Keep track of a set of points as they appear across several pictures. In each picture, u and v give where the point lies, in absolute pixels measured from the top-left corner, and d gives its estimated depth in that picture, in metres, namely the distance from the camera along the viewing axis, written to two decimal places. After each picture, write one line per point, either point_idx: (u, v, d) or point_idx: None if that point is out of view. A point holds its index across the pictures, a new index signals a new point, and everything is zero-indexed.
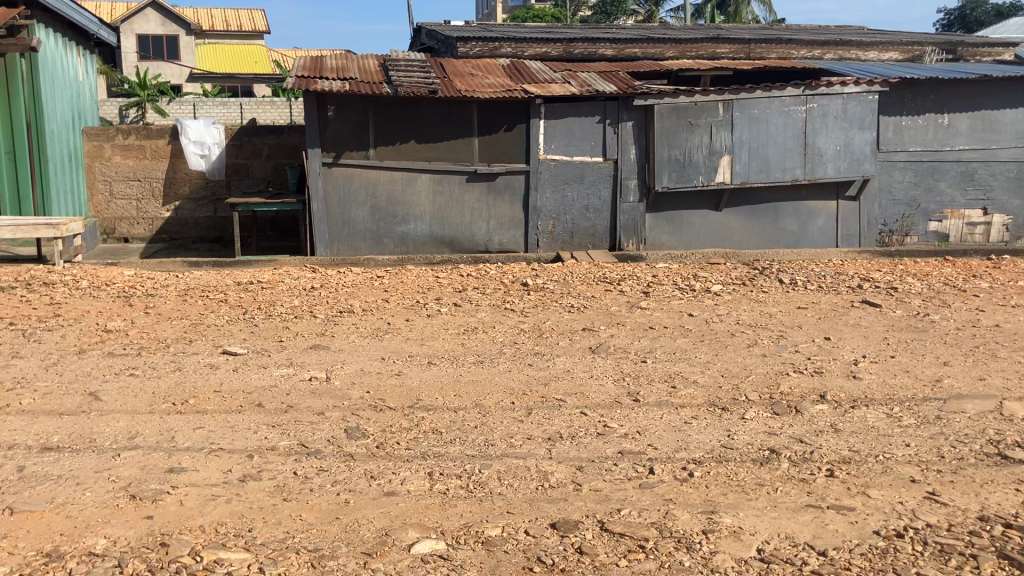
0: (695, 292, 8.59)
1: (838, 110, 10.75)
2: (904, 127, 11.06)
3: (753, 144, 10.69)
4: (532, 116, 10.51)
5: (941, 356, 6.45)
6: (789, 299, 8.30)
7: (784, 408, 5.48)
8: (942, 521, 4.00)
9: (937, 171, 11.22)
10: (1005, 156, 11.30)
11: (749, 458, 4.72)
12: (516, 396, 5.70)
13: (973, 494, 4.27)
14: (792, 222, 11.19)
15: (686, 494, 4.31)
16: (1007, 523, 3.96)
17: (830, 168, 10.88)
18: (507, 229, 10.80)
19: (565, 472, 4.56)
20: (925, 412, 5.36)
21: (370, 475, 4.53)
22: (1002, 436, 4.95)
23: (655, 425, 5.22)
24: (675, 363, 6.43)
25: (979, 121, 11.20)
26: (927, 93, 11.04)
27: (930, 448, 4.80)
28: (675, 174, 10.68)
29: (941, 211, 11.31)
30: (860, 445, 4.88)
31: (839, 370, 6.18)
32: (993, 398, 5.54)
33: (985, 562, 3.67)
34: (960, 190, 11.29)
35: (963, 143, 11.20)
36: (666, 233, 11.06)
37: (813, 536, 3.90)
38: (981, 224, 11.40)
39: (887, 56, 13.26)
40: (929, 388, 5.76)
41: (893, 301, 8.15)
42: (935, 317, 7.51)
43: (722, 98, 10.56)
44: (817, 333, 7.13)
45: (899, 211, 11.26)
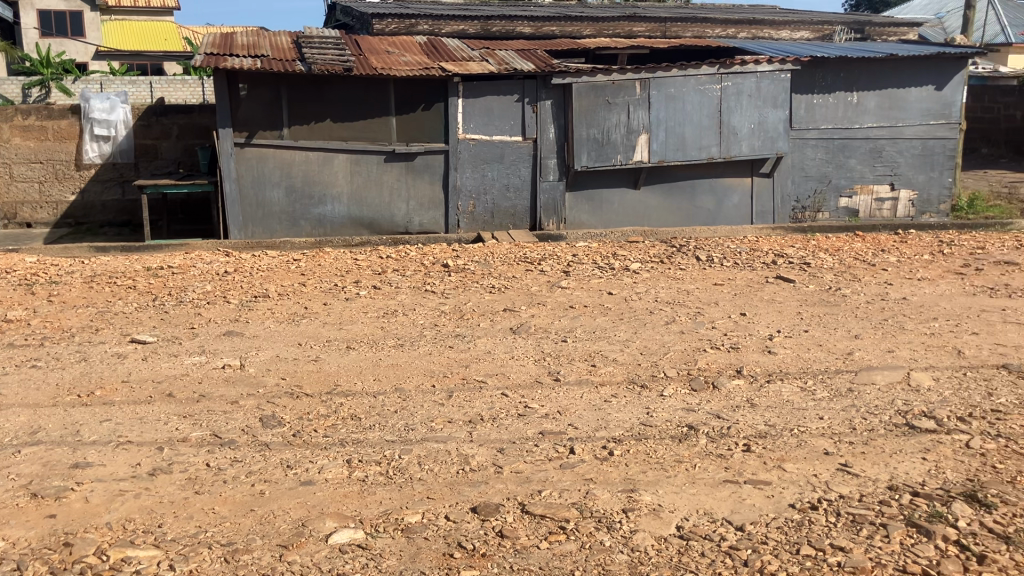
0: (615, 271, 8.63)
1: (752, 88, 10.88)
2: (815, 105, 11.28)
3: (669, 122, 10.74)
4: (451, 95, 10.40)
5: (852, 330, 6.59)
6: (706, 276, 8.40)
7: (701, 383, 5.54)
8: (854, 492, 4.09)
9: (847, 148, 11.49)
10: (911, 133, 11.60)
11: (668, 435, 4.75)
12: (436, 379, 5.64)
13: (883, 464, 4.37)
14: (708, 200, 11.33)
15: (606, 472, 4.32)
16: (915, 492, 4.07)
17: (744, 147, 11.01)
18: (427, 210, 10.69)
19: (485, 455, 4.52)
20: (838, 384, 5.49)
21: (286, 464, 4.42)
22: (910, 406, 5.07)
23: (575, 405, 5.22)
24: (596, 342, 6.45)
25: (886, 99, 11.47)
26: (836, 72, 11.26)
27: (843, 421, 4.91)
28: (594, 153, 10.69)
29: (851, 187, 11.59)
30: (776, 419, 4.97)
31: (754, 345, 6.28)
32: (901, 369, 5.69)
33: (894, 531, 3.74)
34: (869, 166, 11.58)
35: (871, 120, 11.48)
36: (586, 212, 11.10)
37: (730, 511, 3.95)
38: (889, 199, 11.73)
39: (799, 35, 13.56)
40: (841, 361, 5.89)
41: (806, 276, 8.32)
42: (846, 292, 7.68)
43: (640, 77, 10.57)
44: (732, 309, 7.23)
45: (810, 187, 11.51)
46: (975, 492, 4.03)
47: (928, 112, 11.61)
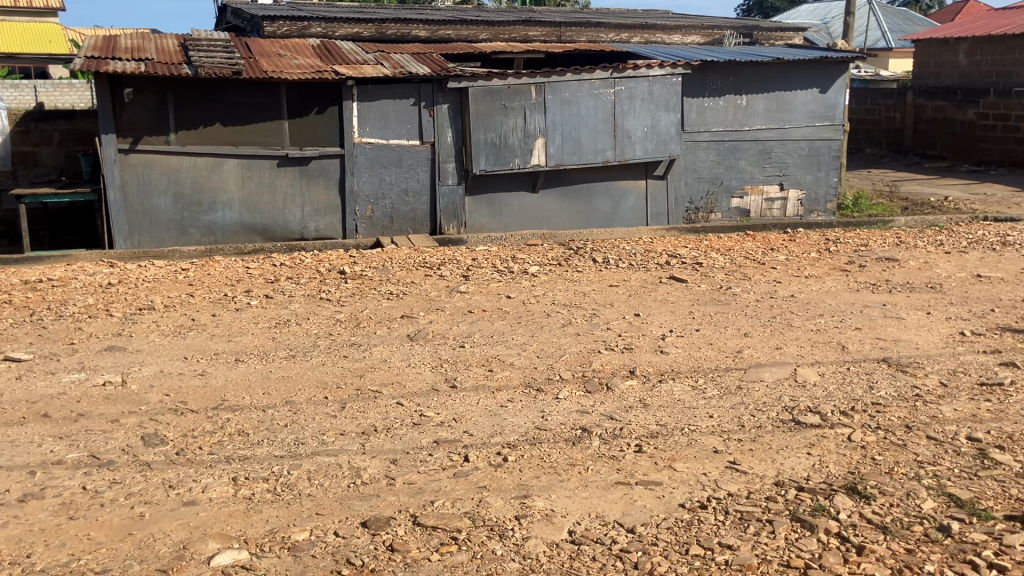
0: (513, 274, 8.63)
1: (645, 92, 11.04)
2: (707, 108, 11.53)
3: (565, 126, 10.81)
4: (344, 98, 10.24)
5: (742, 328, 6.73)
6: (602, 278, 8.48)
7: (596, 385, 5.57)
8: (742, 489, 4.16)
9: (738, 150, 11.78)
10: (797, 135, 11.96)
11: (562, 439, 4.76)
12: (329, 390, 5.52)
13: (770, 460, 4.46)
14: (605, 202, 11.45)
15: (500, 479, 4.29)
16: (800, 487, 4.16)
17: (639, 149, 11.17)
18: (323, 216, 10.50)
19: (377, 467, 4.44)
20: (728, 382, 5.59)
21: (168, 484, 4.25)
22: (796, 402, 5.20)
23: (471, 412, 5.18)
24: (492, 346, 6.43)
25: (774, 102, 11.80)
26: (726, 75, 11.53)
27: (732, 418, 5.00)
28: (491, 156, 10.67)
29: (743, 188, 11.89)
30: (668, 418, 5.03)
31: (648, 345, 6.36)
32: (788, 365, 5.84)
33: (780, 526, 3.81)
34: (759, 168, 11.90)
35: (760, 122, 11.79)
36: (485, 215, 11.07)
37: (622, 513, 3.97)
38: (778, 199, 12.08)
39: (689, 39, 13.80)
40: (731, 359, 6.01)
41: (698, 276, 8.48)
42: (737, 290, 7.86)
43: (535, 81, 10.60)
44: (627, 310, 7.31)
45: (703, 188, 11.76)
46: (856, 484, 4.14)
47: (813, 115, 11.99)
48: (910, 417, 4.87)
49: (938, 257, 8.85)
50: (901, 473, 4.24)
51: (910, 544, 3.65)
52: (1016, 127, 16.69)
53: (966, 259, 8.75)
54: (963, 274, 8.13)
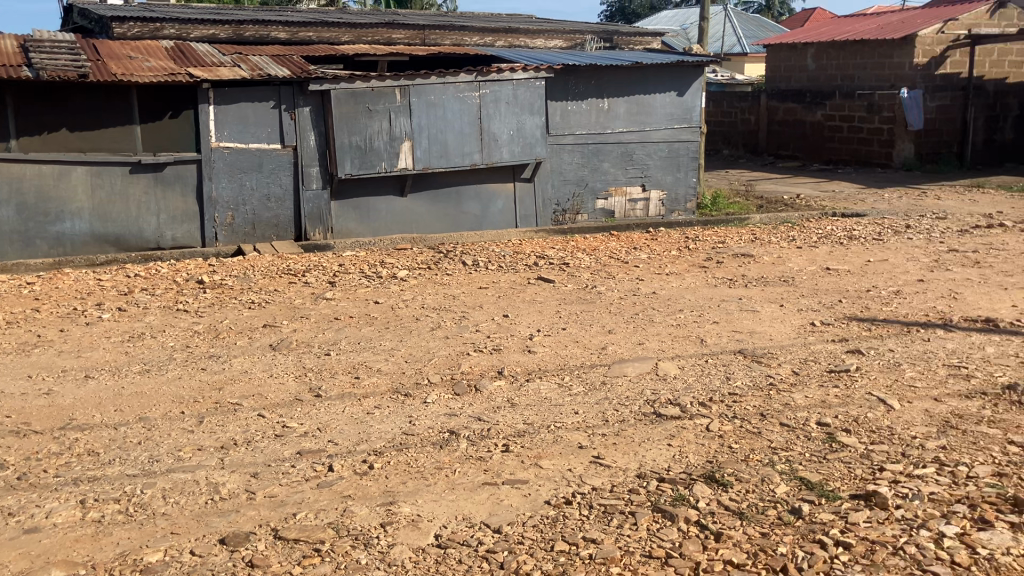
0: (381, 279, 8.53)
1: (509, 95, 11.13)
2: (570, 111, 11.70)
3: (431, 129, 10.77)
4: (201, 102, 9.90)
5: (606, 325, 6.86)
6: (471, 280, 8.49)
7: (463, 387, 5.56)
8: (606, 483, 4.22)
9: (601, 152, 12.00)
10: (658, 137, 12.29)
11: (428, 443, 4.72)
12: (186, 405, 5.31)
13: (632, 453, 4.54)
14: (473, 206, 11.46)
15: (365, 487, 4.22)
16: (661, 477, 4.24)
17: (505, 152, 11.24)
18: (180, 223, 10.12)
19: (237, 482, 4.29)
20: (592, 379, 5.68)
21: (8, 511, 3.99)
22: (658, 395, 5.32)
23: (336, 420, 5.08)
24: (359, 353, 6.33)
25: (634, 105, 12.07)
26: (588, 79, 11.72)
27: (596, 414, 5.07)
28: (357, 160, 10.51)
29: (607, 189, 12.13)
30: (534, 417, 5.06)
31: (515, 346, 6.39)
32: (650, 360, 5.98)
33: (642, 517, 3.86)
34: (622, 169, 12.17)
35: (622, 125, 12.04)
36: (352, 220, 10.89)
37: (488, 514, 3.97)
38: (641, 200, 12.39)
39: (552, 43, 14.03)
40: (596, 356, 6.11)
41: (565, 275, 8.60)
42: (601, 289, 8.01)
43: (399, 84, 10.52)
44: (495, 312, 7.33)
45: (569, 191, 11.93)
46: (715, 472, 4.23)
47: (672, 117, 12.34)
48: (764, 405, 5.05)
49: (790, 252, 9.26)
50: (755, 459, 4.35)
51: (764, 527, 3.73)
52: (861, 129, 17.69)
53: (816, 253, 9.18)
54: (813, 267, 8.53)
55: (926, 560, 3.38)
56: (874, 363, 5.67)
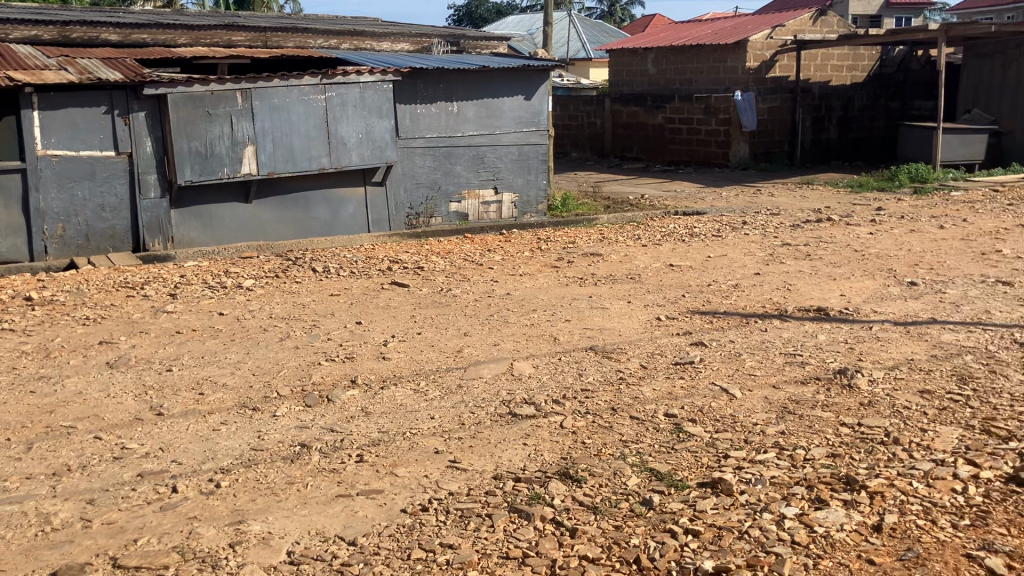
0: (227, 289, 8.23)
1: (356, 99, 10.97)
2: (419, 115, 11.61)
3: (276, 133, 10.46)
4: (23, 107, 9.25)
5: (461, 328, 6.85)
6: (322, 287, 8.31)
7: (316, 398, 5.42)
8: (462, 487, 4.19)
9: (452, 156, 11.97)
10: (508, 139, 12.37)
11: (279, 457, 4.58)
12: (12, 432, 4.94)
13: (488, 455, 4.54)
14: (323, 211, 11.18)
15: (212, 507, 4.05)
16: (517, 477, 4.24)
17: (354, 156, 11.07)
18: (4, 237, 9.43)
19: (72, 510, 4.03)
20: (448, 382, 5.65)
21: None
22: (513, 395, 5.33)
23: (179, 439, 4.85)
24: (204, 367, 6.07)
25: (483, 108, 12.12)
26: (436, 82, 11.68)
27: (452, 418, 5.05)
28: (198, 166, 10.08)
29: (459, 192, 12.13)
30: (388, 424, 4.99)
31: (369, 353, 6.29)
32: (505, 360, 6.00)
33: (498, 519, 3.85)
34: (473, 172, 12.19)
35: (471, 128, 12.05)
36: (195, 229, 10.43)
37: (342, 527, 3.87)
38: (494, 202, 12.46)
39: (399, 47, 13.95)
40: (451, 359, 6.09)
41: (419, 279, 8.55)
42: (456, 292, 8.01)
43: (240, 88, 10.19)
44: (348, 319, 7.19)
45: (422, 194, 11.85)
46: (568, 469, 4.28)
47: (521, 120, 12.45)
48: (615, 400, 5.15)
49: (637, 250, 9.52)
50: (608, 454, 4.43)
51: (618, 521, 3.79)
52: (699, 129, 18.38)
53: (662, 250, 9.48)
54: (659, 264, 8.80)
55: (769, 541, 3.52)
56: (716, 354, 5.90)
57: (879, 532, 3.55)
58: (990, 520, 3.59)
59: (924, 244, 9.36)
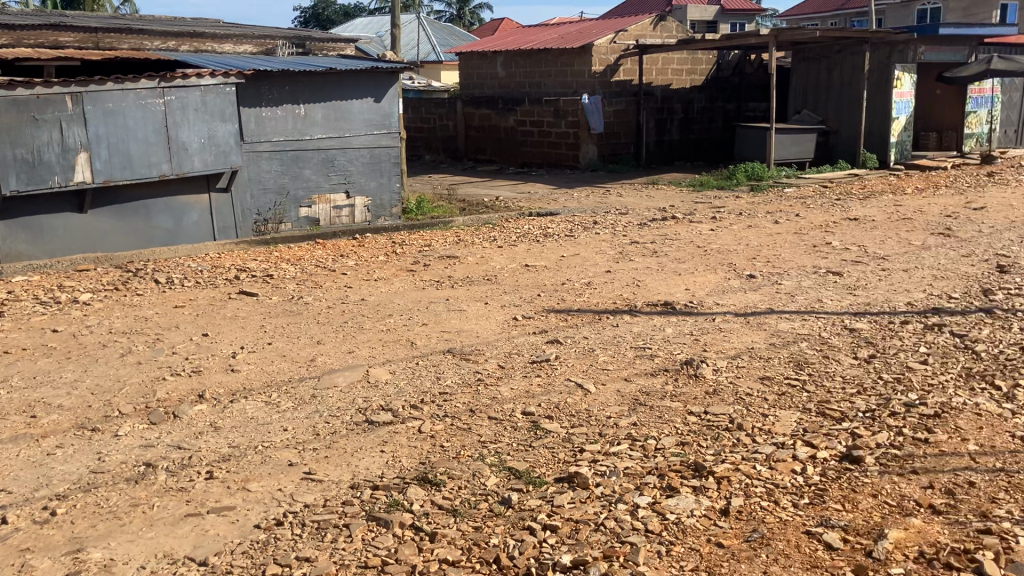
0: (61, 304, 7.76)
1: (197, 103, 10.56)
2: (265, 118, 11.29)
3: (111, 139, 9.88)
4: None
5: (314, 336, 6.69)
6: (166, 299, 7.95)
7: (160, 415, 5.17)
8: (318, 498, 4.09)
9: (301, 160, 11.70)
10: (358, 143, 12.19)
11: (122, 479, 4.34)
12: None
13: (345, 464, 4.45)
14: (166, 219, 10.65)
15: (47, 537, 3.80)
16: (375, 485, 4.17)
17: (197, 162, 10.64)
18: None
19: None
20: (301, 393, 5.50)
21: None
22: (369, 402, 5.24)
23: (10, 466, 4.53)
24: (36, 389, 5.69)
25: (331, 111, 11.90)
26: (282, 85, 11.39)
27: (306, 429, 4.92)
28: (24, 175, 9.31)
29: (310, 197, 11.87)
30: (239, 439, 4.82)
31: (217, 366, 6.06)
32: (360, 367, 5.90)
33: (356, 529, 3.78)
34: (323, 176, 11.94)
35: (320, 132, 11.82)
36: (23, 241, 9.58)
37: (192, 547, 3.71)
38: (346, 206, 12.26)
39: (242, 49, 13.55)
40: (304, 368, 5.94)
41: (269, 288, 8.31)
42: (308, 299, 7.83)
43: (70, 91, 9.53)
44: (194, 332, 6.90)
45: (270, 200, 11.52)
46: (427, 473, 4.24)
47: (371, 123, 12.30)
48: (473, 401, 5.15)
49: (491, 252, 9.58)
50: (467, 455, 4.43)
51: (477, 521, 3.79)
52: (549, 132, 18.66)
53: (515, 251, 9.58)
54: (513, 265, 8.88)
55: (624, 532, 3.60)
56: (571, 351, 5.99)
57: (727, 515, 3.69)
58: (827, 497, 3.80)
59: (761, 239, 9.83)
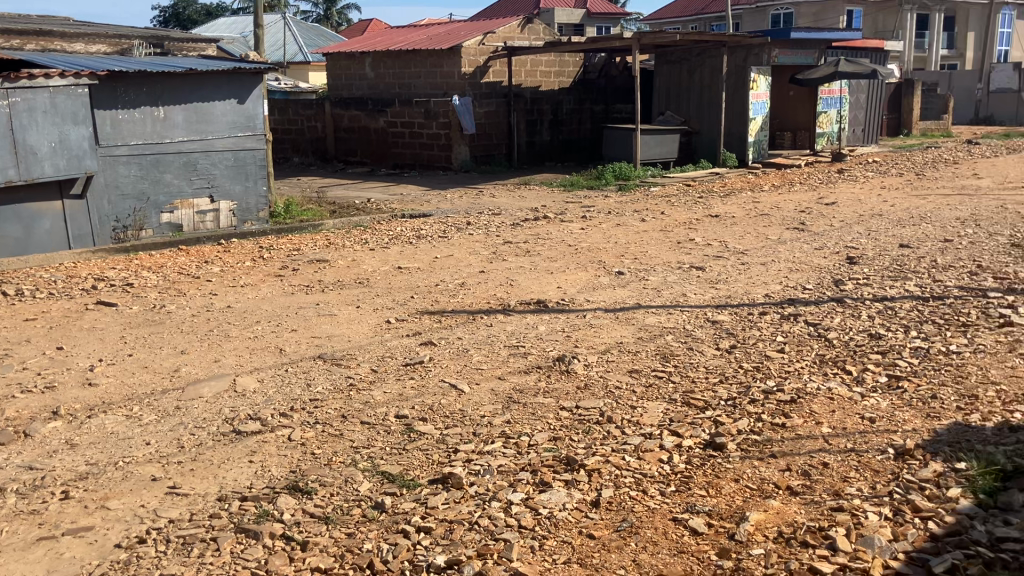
0: None
1: (46, 104, 9.98)
2: (121, 121, 10.82)
3: None
4: None
5: (178, 346, 6.46)
6: (15, 312, 7.52)
7: (10, 435, 4.88)
8: (183, 513, 3.95)
9: (161, 163, 11.26)
10: (221, 145, 11.82)
11: None
12: None
13: (211, 477, 4.30)
14: (14, 228, 9.94)
15: None
16: (243, 496, 4.06)
17: (48, 167, 10.03)
18: None
19: None
20: (165, 405, 5.29)
21: None
22: (236, 412, 5.09)
23: None
24: None
25: (192, 113, 11.50)
26: (139, 86, 10.95)
27: (170, 441, 4.74)
28: None
29: (171, 202, 11.42)
30: (98, 455, 4.60)
31: (72, 380, 5.76)
32: (227, 377, 5.72)
33: (224, 542, 3.67)
34: (185, 181, 11.53)
35: (181, 134, 11.40)
36: None
37: (47, 572, 3.52)
38: (210, 211, 11.84)
39: (94, 49, 12.94)
40: (167, 380, 5.72)
41: (129, 297, 7.98)
42: (171, 307, 7.56)
43: None
44: (47, 346, 6.55)
45: (128, 206, 11.02)
46: (297, 481, 4.16)
47: (235, 125, 11.95)
48: (344, 407, 5.08)
49: (363, 254, 9.48)
50: (339, 461, 4.36)
51: (350, 528, 3.74)
52: (420, 133, 18.59)
53: (387, 253, 9.50)
54: (385, 268, 8.81)
55: (498, 529, 3.62)
56: (444, 352, 5.99)
57: (597, 507, 3.76)
58: (692, 484, 3.92)
59: (629, 237, 10.08)
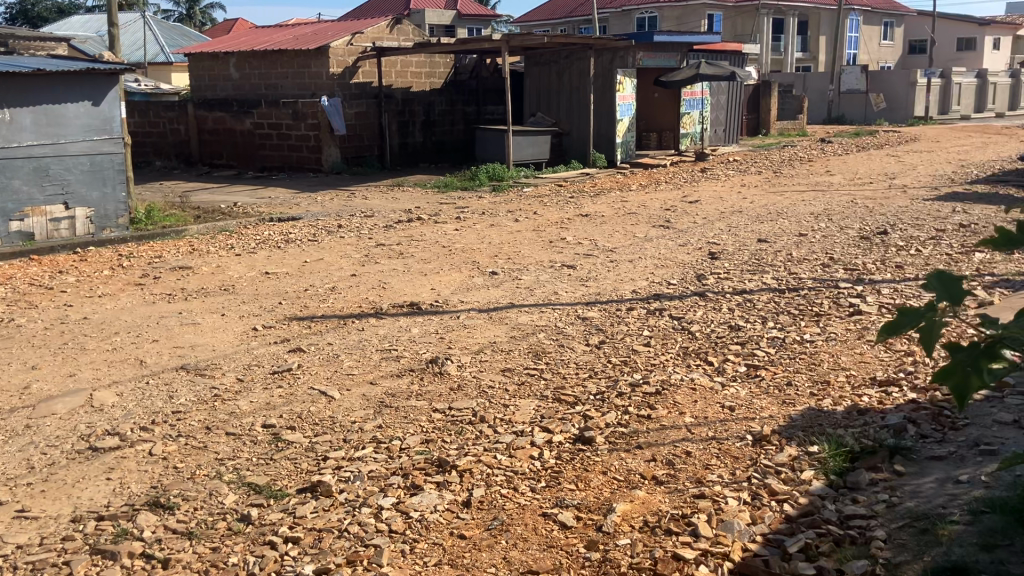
0: None
1: None
2: None
3: None
4: None
5: (29, 361, 6.12)
6: None
7: None
8: (33, 538, 3.74)
9: (8, 169, 10.62)
10: (75, 150, 11.21)
11: None
12: None
13: (65, 497, 4.10)
14: None
15: None
16: (100, 516, 3.88)
17: None
18: None
19: None
20: (13, 425, 5.00)
21: None
22: (93, 429, 4.86)
23: None
24: None
25: (42, 115, 10.88)
26: None
27: (19, 463, 4.48)
28: None
29: (21, 210, 10.77)
30: None
31: None
32: (82, 392, 5.45)
33: (78, 565, 3.50)
34: (36, 187, 10.90)
35: (29, 138, 10.78)
36: None
37: None
38: (65, 219, 11.20)
39: None
40: (16, 398, 5.40)
41: None
42: (21, 321, 7.16)
43: None
44: None
45: None
46: (158, 497, 4.00)
47: (89, 128, 11.35)
48: (208, 418, 4.92)
49: (229, 260, 9.22)
50: (203, 475, 4.22)
51: (214, 542, 3.62)
52: (289, 135, 18.20)
53: (255, 259, 9.26)
54: (253, 273, 8.58)
55: (368, 535, 3.58)
56: (313, 358, 5.88)
57: (468, 507, 3.77)
58: (562, 479, 3.99)
59: (502, 237, 10.15)
